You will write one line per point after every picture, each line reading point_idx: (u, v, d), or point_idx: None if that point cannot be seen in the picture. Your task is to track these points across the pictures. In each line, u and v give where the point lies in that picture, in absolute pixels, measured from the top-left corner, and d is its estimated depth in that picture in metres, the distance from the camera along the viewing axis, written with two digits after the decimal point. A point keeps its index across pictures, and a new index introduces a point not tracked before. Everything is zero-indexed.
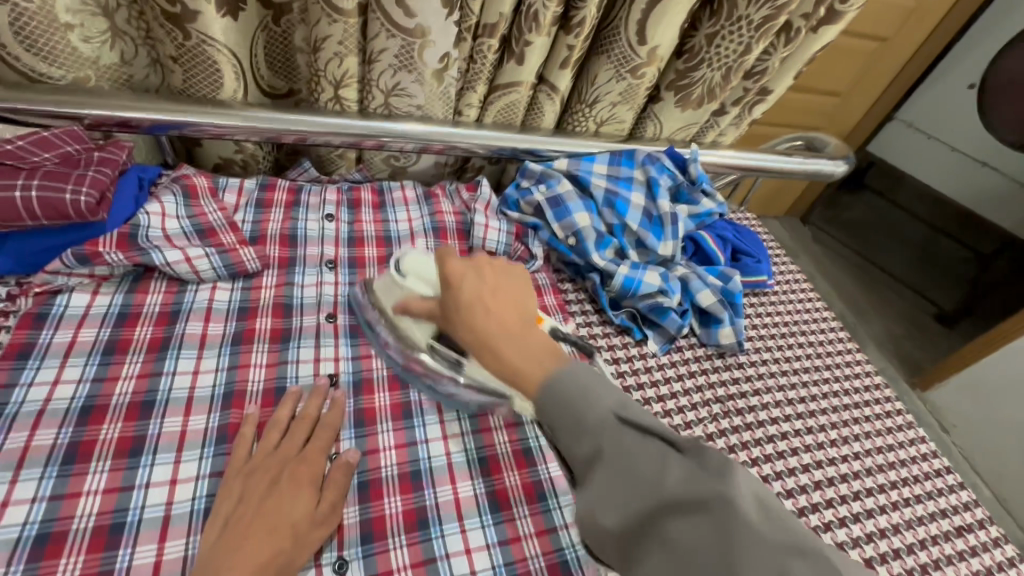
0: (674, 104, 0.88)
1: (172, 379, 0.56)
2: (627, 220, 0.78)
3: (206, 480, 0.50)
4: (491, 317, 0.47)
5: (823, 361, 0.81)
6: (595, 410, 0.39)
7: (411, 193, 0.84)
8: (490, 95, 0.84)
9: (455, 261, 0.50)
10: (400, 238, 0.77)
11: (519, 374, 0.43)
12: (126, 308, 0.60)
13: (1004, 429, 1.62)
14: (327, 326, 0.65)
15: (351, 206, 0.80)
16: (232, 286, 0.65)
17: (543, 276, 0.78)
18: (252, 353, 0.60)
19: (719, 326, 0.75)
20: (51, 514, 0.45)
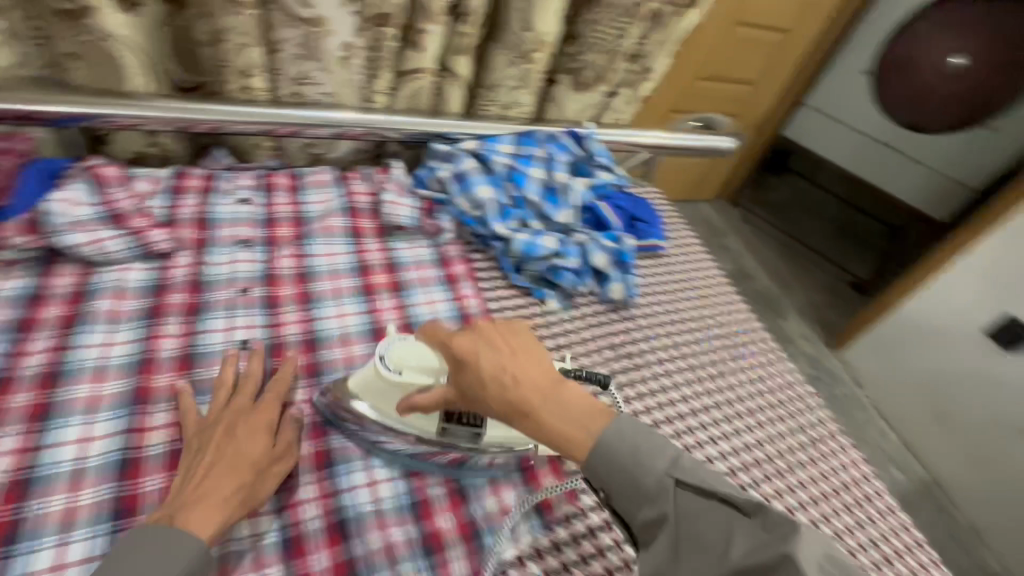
0: (569, 87, 0.96)
1: (84, 350, 0.59)
2: (527, 192, 0.85)
3: (119, 437, 0.54)
4: (521, 388, 0.47)
5: (709, 312, 0.90)
6: (652, 476, 0.44)
7: (327, 177, 0.89)
8: (398, 82, 0.90)
9: (464, 337, 0.51)
10: (316, 218, 0.82)
11: (568, 440, 0.46)
12: (34, 289, 0.62)
13: (907, 375, 1.77)
14: (240, 299, 0.69)
15: (267, 191, 0.84)
16: (144, 266, 0.68)
17: (454, 248, 0.85)
18: (166, 325, 0.63)
19: (611, 282, 0.84)
20: None
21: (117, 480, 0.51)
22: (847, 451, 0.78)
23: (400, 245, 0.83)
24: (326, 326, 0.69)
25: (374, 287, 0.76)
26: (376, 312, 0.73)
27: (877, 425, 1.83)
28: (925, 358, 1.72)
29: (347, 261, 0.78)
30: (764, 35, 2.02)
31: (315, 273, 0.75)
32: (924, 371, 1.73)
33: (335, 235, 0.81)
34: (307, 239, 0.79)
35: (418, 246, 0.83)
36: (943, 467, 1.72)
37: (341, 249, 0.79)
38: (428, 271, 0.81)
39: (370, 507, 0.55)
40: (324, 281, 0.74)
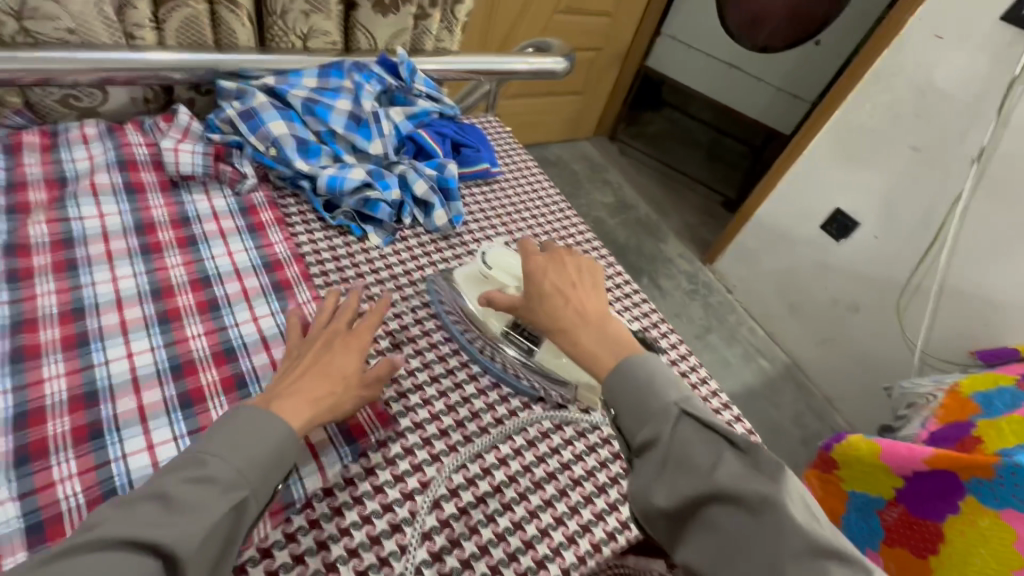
0: (372, 10, 0.89)
1: None
2: (331, 125, 0.79)
3: None
4: (572, 307, 0.54)
5: (543, 230, 0.91)
6: (660, 401, 0.46)
7: (92, 130, 0.77)
8: (161, 12, 0.79)
9: (538, 259, 0.59)
10: (79, 176, 0.71)
11: (596, 360, 0.51)
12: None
13: (764, 278, 1.92)
14: None
15: (10, 152, 0.71)
16: None
17: (259, 195, 0.78)
18: None
19: (434, 210, 0.81)
20: None
21: None
22: (673, 340, 0.82)
23: (192, 197, 0.74)
24: (93, 293, 0.61)
25: (158, 246, 0.68)
26: (161, 271, 0.65)
27: (747, 325, 1.96)
28: (781, 257, 1.84)
29: (124, 220, 0.68)
30: None
31: (79, 237, 0.65)
32: (781, 268, 1.85)
33: (105, 193, 0.70)
34: (65, 201, 0.68)
35: (215, 197, 0.75)
36: (801, 352, 1.87)
37: (115, 209, 0.69)
38: (226, 222, 0.73)
39: (145, 471, 0.50)
40: (91, 245, 0.65)
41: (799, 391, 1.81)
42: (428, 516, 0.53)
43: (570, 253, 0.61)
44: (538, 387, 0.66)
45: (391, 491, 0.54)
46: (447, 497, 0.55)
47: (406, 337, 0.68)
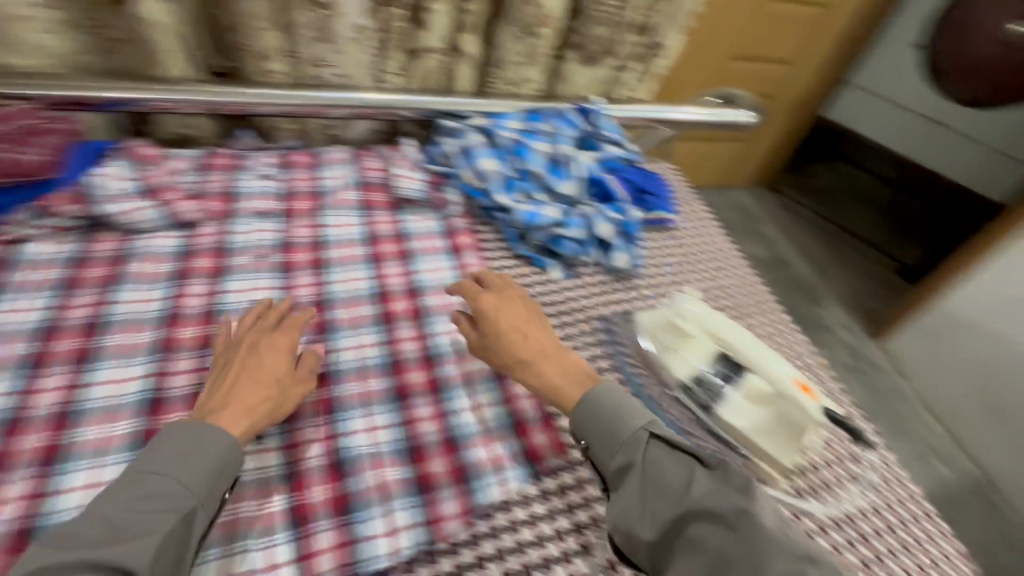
0: (578, 63, 0.96)
1: (122, 306, 0.66)
2: (530, 164, 0.86)
3: (144, 379, 0.60)
4: (532, 345, 0.61)
5: (716, 286, 0.89)
6: (627, 430, 0.54)
7: (342, 153, 0.93)
8: (410, 62, 0.93)
9: (488, 298, 0.65)
10: (333, 191, 0.87)
11: (558, 392, 0.58)
12: (81, 254, 0.69)
13: (955, 368, 1.63)
14: (259, 263, 0.74)
15: (286, 167, 0.89)
16: (173, 235, 0.74)
17: (460, 220, 0.87)
18: (191, 285, 0.69)
19: (614, 251, 0.84)
20: (20, 403, 0.56)
21: (142, 417, 0.57)
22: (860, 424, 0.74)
23: (410, 217, 0.86)
24: (339, 289, 0.74)
25: (383, 256, 0.80)
26: (383, 278, 0.77)
27: (922, 419, 1.66)
28: (981, 346, 1.56)
29: (358, 231, 0.82)
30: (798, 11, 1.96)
31: (331, 241, 0.79)
32: (978, 360, 1.57)
33: (349, 207, 0.85)
34: (321, 211, 0.83)
35: (427, 219, 0.86)
36: (995, 463, 1.56)
37: (354, 221, 0.83)
38: (433, 241, 0.84)
39: (367, 450, 0.58)
40: (338, 248, 0.79)
41: (990, 512, 1.49)
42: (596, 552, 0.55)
43: (513, 294, 0.67)
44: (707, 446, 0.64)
45: (561, 519, 0.57)
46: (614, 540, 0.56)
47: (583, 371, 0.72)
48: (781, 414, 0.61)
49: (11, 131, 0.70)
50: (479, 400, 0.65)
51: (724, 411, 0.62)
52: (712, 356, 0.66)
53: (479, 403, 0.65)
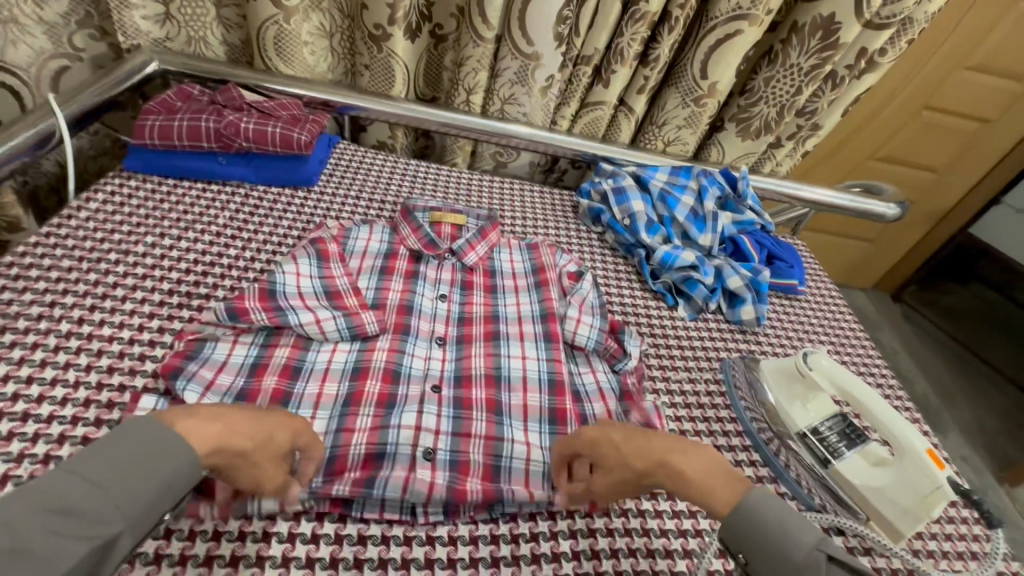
0: (734, 133, 1.06)
1: (317, 354, 0.67)
2: (675, 213, 0.96)
3: (343, 322, 0.69)
4: (653, 441, 0.54)
5: (843, 359, 0.88)
6: (800, 549, 0.44)
7: (522, 273, 0.88)
8: (581, 111, 1.08)
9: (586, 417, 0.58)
10: (508, 320, 0.79)
11: (707, 496, 0.50)
12: (258, 359, 0.65)
13: None
14: (431, 395, 0.66)
15: (464, 288, 0.85)
16: (350, 347, 0.69)
17: (631, 378, 0.75)
18: (379, 340, 0.71)
19: (743, 304, 0.89)
20: (263, 350, 0.66)
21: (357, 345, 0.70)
22: None
23: (579, 369, 0.74)
24: (507, 366, 0.71)
25: (562, 413, 0.67)
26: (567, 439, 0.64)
27: None
28: None
29: (540, 369, 0.72)
30: (959, 122, 2.02)
31: (504, 378, 0.70)
32: None
33: (528, 339, 0.76)
34: (498, 342, 0.75)
35: (599, 371, 0.74)
36: None
37: (534, 355, 0.73)
38: (610, 402, 0.70)
39: None
40: (513, 391, 0.69)
41: None
42: (714, 559, 0.59)
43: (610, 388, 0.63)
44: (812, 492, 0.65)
45: (668, 521, 0.61)
46: (717, 555, 0.59)
47: (697, 403, 0.75)
48: (900, 479, 0.59)
49: (281, 117, 0.92)
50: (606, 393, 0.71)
51: (841, 466, 0.63)
52: (830, 414, 0.69)
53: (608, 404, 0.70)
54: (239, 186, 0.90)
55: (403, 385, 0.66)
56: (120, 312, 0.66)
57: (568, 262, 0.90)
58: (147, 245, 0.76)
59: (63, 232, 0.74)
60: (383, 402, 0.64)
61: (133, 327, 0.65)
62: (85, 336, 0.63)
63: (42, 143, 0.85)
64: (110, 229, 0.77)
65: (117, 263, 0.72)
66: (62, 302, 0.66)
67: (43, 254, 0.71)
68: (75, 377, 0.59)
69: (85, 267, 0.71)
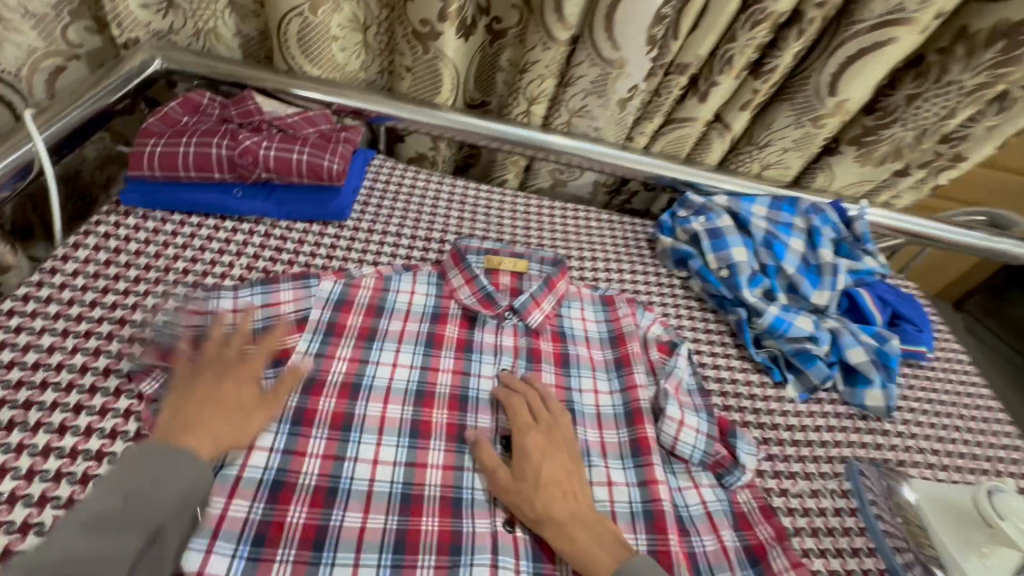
0: (853, 159, 0.86)
1: (353, 467, 0.57)
2: (783, 263, 0.79)
3: (401, 467, 0.58)
4: (569, 503, 0.55)
5: (989, 459, 0.72)
6: None
7: (597, 342, 0.75)
8: (665, 127, 0.89)
9: (534, 438, 0.59)
10: (586, 417, 0.66)
11: (591, 561, 0.51)
12: (280, 476, 0.55)
13: None
14: (505, 536, 0.56)
15: (530, 360, 0.72)
16: (395, 460, 0.59)
17: (745, 493, 0.61)
18: (429, 452, 0.60)
19: (868, 386, 0.73)
20: (284, 465, 0.56)
21: (406, 466, 0.59)
22: None
23: (679, 483, 0.61)
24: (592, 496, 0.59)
25: (664, 559, 0.54)
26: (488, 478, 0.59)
27: None
28: None
29: (632, 498, 0.59)
30: None
31: None
32: None
33: (613, 453, 0.63)
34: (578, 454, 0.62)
35: (703, 487, 0.61)
36: None
37: (623, 480, 0.60)
38: (724, 534, 0.57)
39: (606, 506, 0.58)
40: None
41: None
42: None
43: (560, 424, 0.62)
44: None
45: None
46: None
47: (826, 527, 0.60)
48: None
49: (308, 136, 0.76)
50: (717, 521, 0.58)
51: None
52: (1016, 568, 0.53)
53: (723, 538, 0.57)
54: (258, 222, 0.75)
55: (468, 519, 0.56)
56: (112, 415, 0.55)
57: (654, 325, 0.75)
58: (146, 310, 0.63)
59: (45, 293, 0.62)
60: (446, 545, 0.54)
61: (127, 437, 0.54)
62: (67, 454, 0.52)
63: (22, 174, 0.70)
64: (102, 287, 0.64)
65: (108, 338, 0.60)
66: (41, 402, 0.54)
67: (20, 326, 0.59)
68: (50, 520, 0.48)
69: (70, 345, 0.59)
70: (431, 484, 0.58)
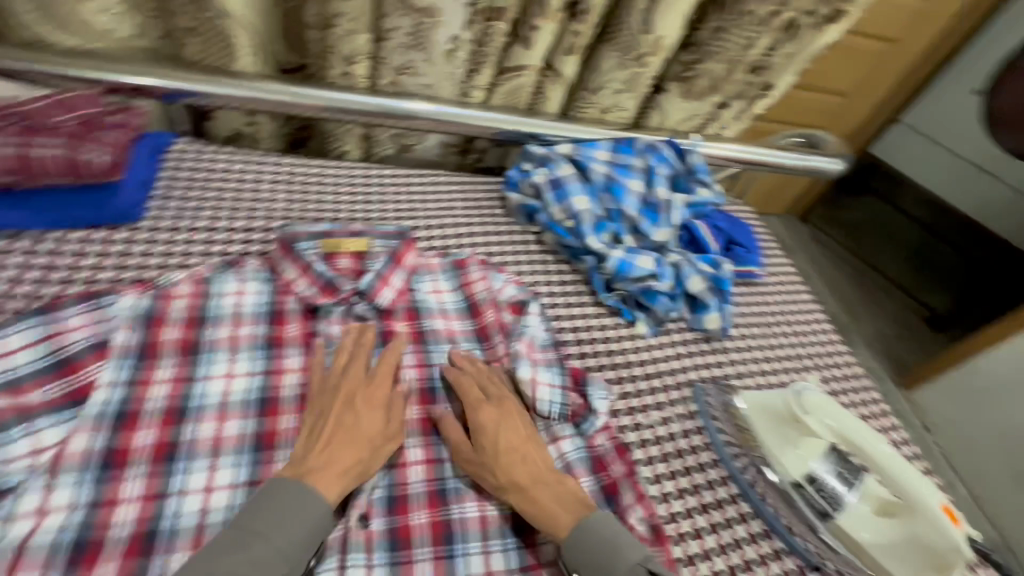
0: (678, 95, 0.89)
1: (181, 501, 0.49)
2: (624, 205, 0.81)
3: (242, 488, 0.51)
4: (527, 467, 0.56)
5: (810, 356, 0.81)
6: (625, 564, 0.50)
7: (453, 313, 0.72)
8: (500, 77, 0.85)
9: (487, 412, 0.60)
10: (447, 392, 0.64)
11: (552, 521, 0.53)
12: (83, 536, 0.46)
13: (987, 429, 1.59)
14: (358, 534, 0.53)
15: (383, 343, 0.66)
16: (234, 482, 0.51)
17: (602, 438, 0.63)
18: (275, 463, 0.53)
19: (707, 311, 0.78)
20: (89, 520, 0.47)
21: (248, 486, 0.51)
22: None
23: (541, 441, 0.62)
24: (454, 474, 0.58)
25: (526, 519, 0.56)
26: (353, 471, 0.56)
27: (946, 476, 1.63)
28: (1014, 411, 1.53)
29: None
30: None
31: (451, 491, 0.57)
32: (1010, 425, 1.54)
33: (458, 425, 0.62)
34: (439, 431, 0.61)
35: (561, 439, 0.62)
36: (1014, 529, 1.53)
37: None
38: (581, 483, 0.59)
39: (468, 480, 0.58)
40: (464, 504, 0.57)
41: None
42: None
43: (509, 398, 0.62)
44: (816, 553, 0.59)
45: None
46: None
47: (675, 450, 0.65)
48: (912, 536, 0.54)
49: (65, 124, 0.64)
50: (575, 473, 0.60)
51: (842, 517, 0.57)
52: (824, 453, 0.60)
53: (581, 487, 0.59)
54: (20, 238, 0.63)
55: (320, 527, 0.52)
56: None
57: (507, 287, 0.74)
58: None
59: None
60: None
61: None
62: None
63: None
64: None
65: None
66: None
67: None
68: None
69: None
70: None
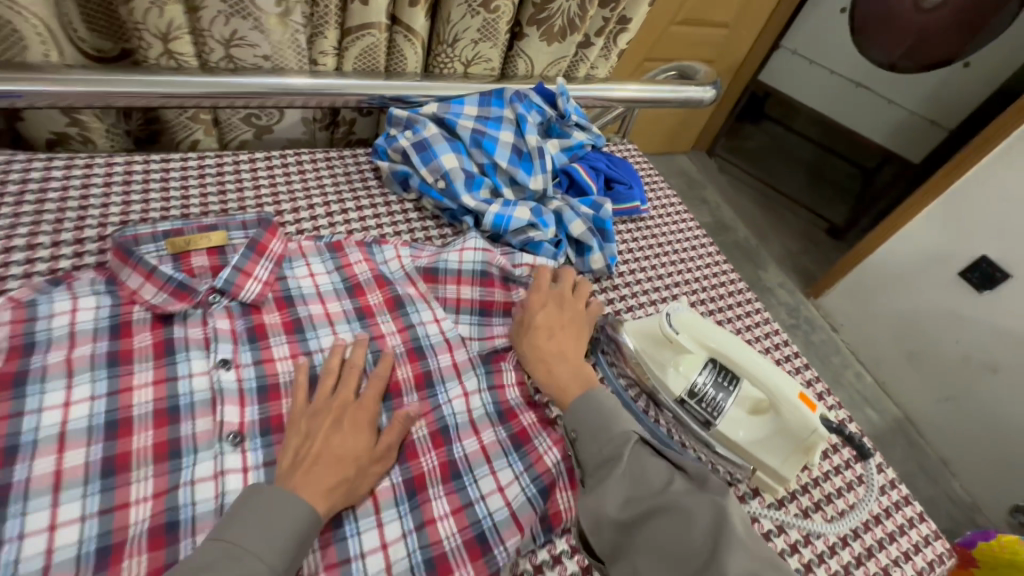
0: (538, 39, 0.87)
1: (19, 545, 0.44)
2: (495, 158, 0.79)
3: (93, 519, 0.47)
4: (558, 344, 0.63)
5: (696, 279, 0.84)
6: (619, 428, 0.55)
7: (332, 295, 0.68)
8: (345, 40, 0.81)
9: (536, 296, 0.67)
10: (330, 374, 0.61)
11: (561, 386, 0.60)
12: None
13: (881, 321, 1.74)
14: None
15: (252, 339, 0.62)
16: (83, 514, 0.47)
17: (513, 391, 0.65)
18: (131, 486, 0.49)
19: (592, 252, 0.78)
20: None
21: (100, 516, 0.47)
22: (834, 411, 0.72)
23: (449, 395, 0.62)
24: None
25: (421, 480, 0.56)
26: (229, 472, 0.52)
27: (853, 368, 1.79)
28: (900, 299, 1.69)
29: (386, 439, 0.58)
30: None
31: None
32: (899, 313, 1.70)
33: (466, 368, 0.65)
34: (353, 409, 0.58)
35: (472, 394, 0.63)
36: (913, 405, 1.71)
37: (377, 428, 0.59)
38: (484, 435, 0.60)
39: None
40: None
41: (908, 448, 1.65)
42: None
43: (569, 295, 0.69)
44: (706, 461, 0.62)
45: (568, 562, 0.54)
46: None
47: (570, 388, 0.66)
48: (779, 426, 0.59)
49: None
50: (479, 424, 0.61)
51: (721, 424, 0.60)
52: (702, 364, 0.62)
53: (484, 438, 0.60)
54: None
55: (186, 540, 0.48)
56: None
57: (394, 260, 0.72)
58: None
59: None
60: None
61: None
62: None
63: None
64: None
65: None
66: None
67: None
68: None
69: None
70: (137, 519, 0.48)
